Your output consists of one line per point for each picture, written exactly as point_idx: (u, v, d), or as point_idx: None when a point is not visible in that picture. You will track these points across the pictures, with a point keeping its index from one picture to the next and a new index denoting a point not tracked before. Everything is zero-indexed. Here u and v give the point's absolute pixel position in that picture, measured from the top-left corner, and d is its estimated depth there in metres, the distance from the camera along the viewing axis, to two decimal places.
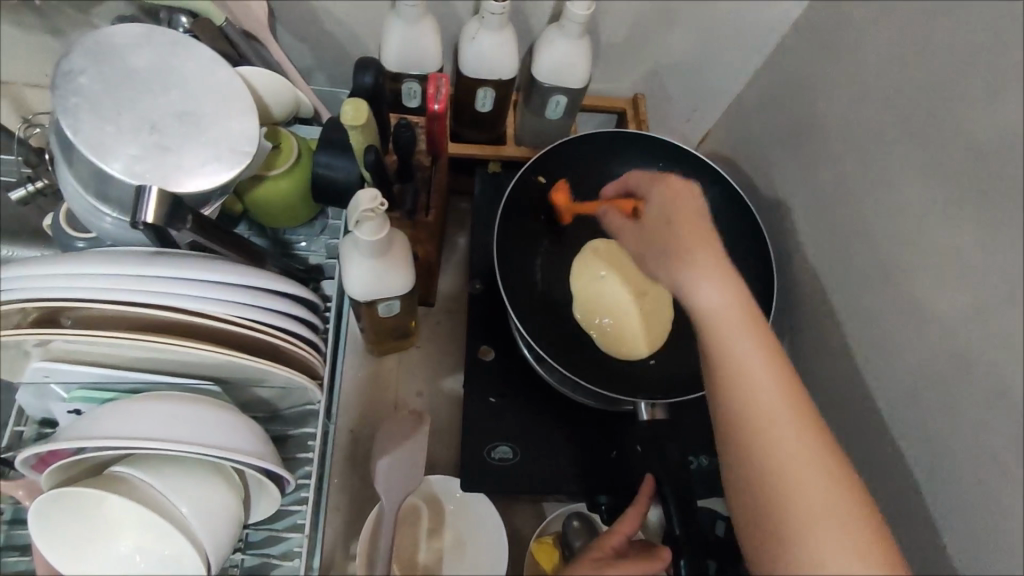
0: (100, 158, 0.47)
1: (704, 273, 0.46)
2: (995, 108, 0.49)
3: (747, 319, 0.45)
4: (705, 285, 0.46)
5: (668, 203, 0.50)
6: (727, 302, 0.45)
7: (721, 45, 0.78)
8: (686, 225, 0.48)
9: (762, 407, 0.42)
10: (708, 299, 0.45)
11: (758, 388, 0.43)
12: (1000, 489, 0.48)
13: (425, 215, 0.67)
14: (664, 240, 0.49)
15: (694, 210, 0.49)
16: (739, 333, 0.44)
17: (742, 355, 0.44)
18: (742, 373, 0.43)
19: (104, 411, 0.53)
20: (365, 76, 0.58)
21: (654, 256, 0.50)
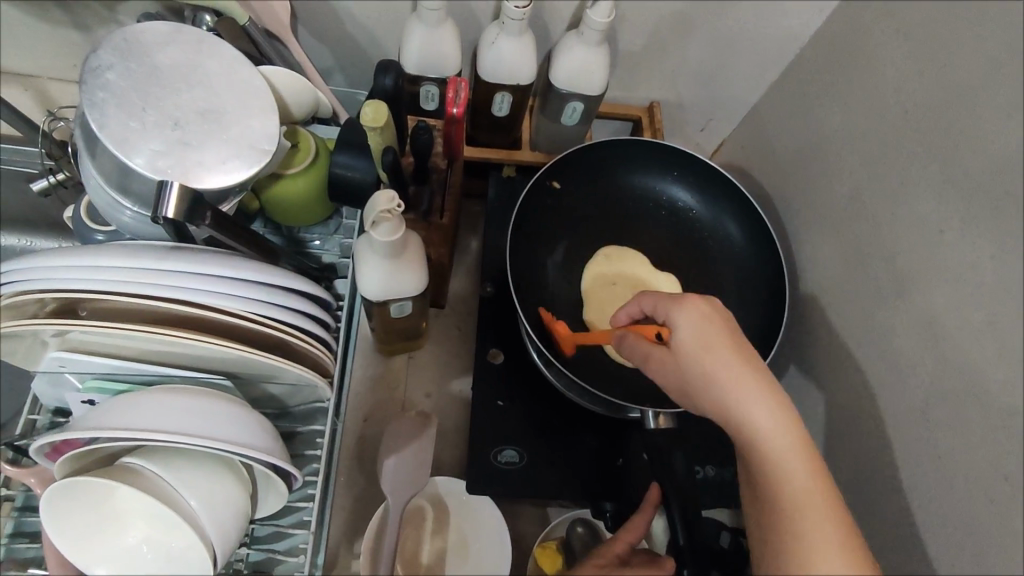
0: (124, 153, 0.48)
1: (749, 402, 0.43)
2: (1015, 123, 0.48)
3: (798, 451, 0.42)
4: (752, 417, 0.43)
5: (702, 328, 0.46)
6: (777, 432, 0.42)
7: (738, 56, 0.78)
8: (729, 356, 0.44)
9: (815, 542, 0.39)
10: (755, 432, 0.43)
11: (821, 534, 0.39)
12: (1008, 510, 0.47)
13: (439, 218, 0.68)
14: (699, 364, 0.45)
15: (734, 338, 0.45)
16: (792, 467, 0.41)
17: (788, 483, 0.41)
18: (793, 506, 0.41)
19: (118, 403, 0.54)
20: (386, 77, 0.57)
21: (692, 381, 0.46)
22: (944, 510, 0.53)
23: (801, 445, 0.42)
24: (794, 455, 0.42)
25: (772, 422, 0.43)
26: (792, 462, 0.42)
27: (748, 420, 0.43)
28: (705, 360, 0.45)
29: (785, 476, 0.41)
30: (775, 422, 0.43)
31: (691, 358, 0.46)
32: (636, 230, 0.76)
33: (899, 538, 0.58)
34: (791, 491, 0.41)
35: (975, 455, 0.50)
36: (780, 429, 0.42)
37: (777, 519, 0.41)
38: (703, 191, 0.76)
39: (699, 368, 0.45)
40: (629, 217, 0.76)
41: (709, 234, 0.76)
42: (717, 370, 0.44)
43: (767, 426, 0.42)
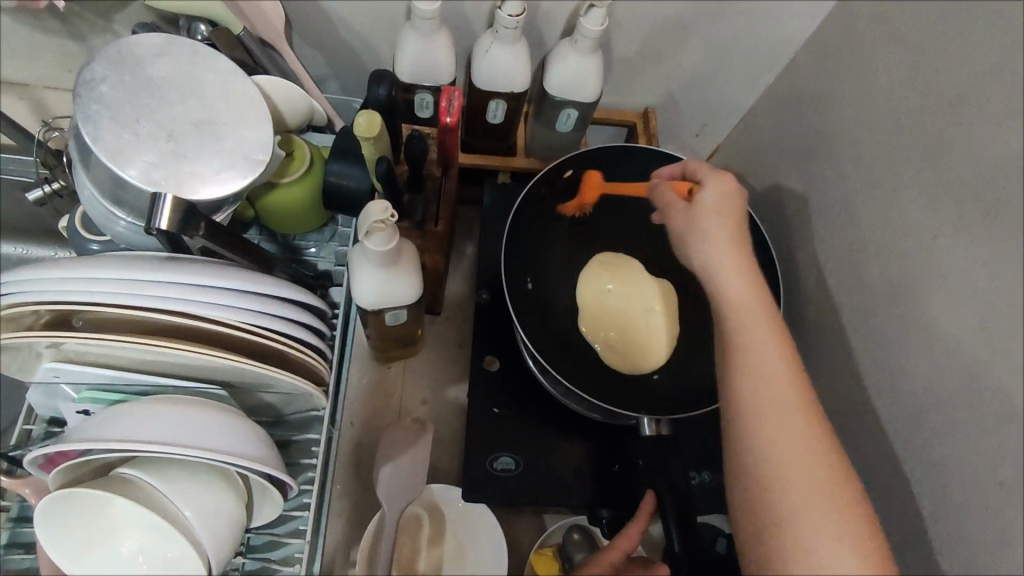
0: (117, 165, 0.48)
1: (733, 264, 0.49)
2: (1009, 130, 0.48)
3: (768, 316, 0.47)
4: (729, 278, 0.49)
5: (720, 196, 0.53)
6: (748, 296, 0.48)
7: (732, 62, 0.78)
8: (729, 223, 0.51)
9: (765, 375, 0.45)
10: (732, 291, 0.49)
11: (767, 370, 0.45)
12: (1001, 517, 0.47)
13: (434, 226, 0.67)
14: (709, 223, 0.51)
15: (738, 215, 0.52)
16: (754, 321, 0.47)
17: (749, 329, 0.47)
18: (755, 357, 0.45)
19: (113, 414, 0.54)
20: (379, 86, 0.56)
21: (697, 233, 0.52)
22: (942, 517, 0.53)
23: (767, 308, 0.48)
24: (764, 317, 0.47)
25: (744, 283, 0.49)
26: (760, 323, 0.47)
27: (725, 284, 0.49)
28: (710, 219, 0.51)
29: (752, 336, 0.46)
30: (746, 283, 0.49)
31: (703, 212, 0.52)
32: (630, 235, 0.76)
33: (894, 544, 0.58)
34: (756, 347, 0.46)
35: (969, 461, 0.50)
36: (756, 295, 0.48)
37: (736, 368, 0.46)
38: None
39: (705, 224, 0.51)
40: (624, 220, 0.76)
41: None
42: (716, 230, 0.51)
43: (743, 288, 0.48)
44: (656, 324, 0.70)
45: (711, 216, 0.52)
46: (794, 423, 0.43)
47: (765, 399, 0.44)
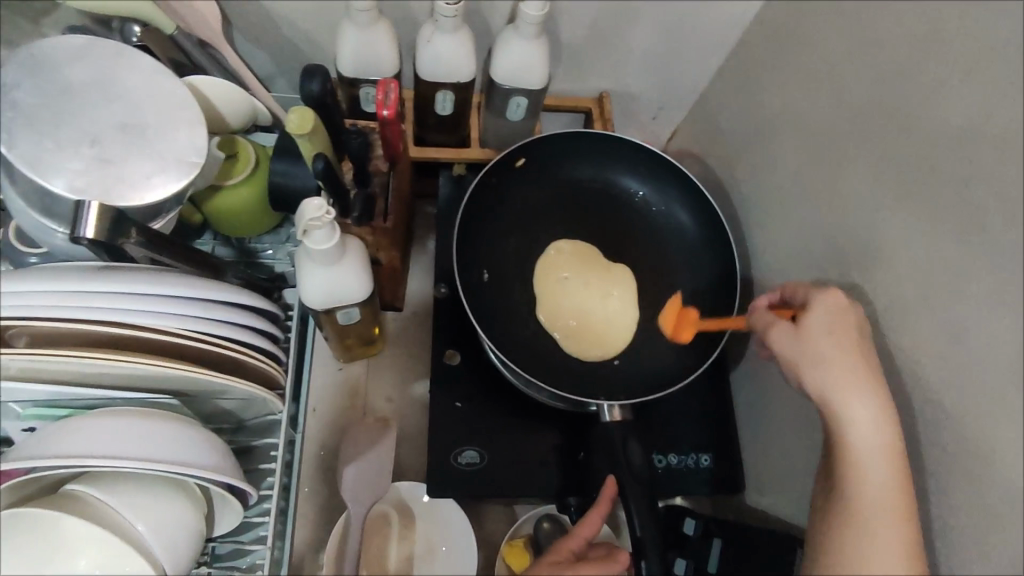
0: (38, 174, 0.46)
1: (861, 398, 0.47)
2: (943, 98, 0.49)
3: (895, 459, 0.46)
4: (856, 413, 0.47)
5: (834, 319, 0.51)
6: (875, 440, 0.46)
7: (683, 43, 0.78)
8: (851, 352, 0.49)
9: (875, 518, 0.44)
10: (855, 425, 0.47)
11: (879, 513, 0.44)
12: (940, 482, 0.48)
13: (383, 221, 0.63)
14: (827, 346, 0.50)
15: (862, 342, 0.50)
16: (878, 463, 0.46)
17: (869, 470, 0.46)
18: (871, 508, 0.45)
19: (58, 429, 0.53)
20: (312, 82, 0.53)
21: (808, 357, 0.50)
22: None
23: (895, 453, 0.46)
24: (886, 461, 0.46)
25: (878, 422, 0.47)
26: (882, 467, 0.45)
27: (847, 420, 0.47)
28: (828, 346, 0.50)
29: (872, 484, 0.45)
30: (880, 422, 0.47)
31: (814, 338, 0.50)
32: (586, 222, 0.75)
33: None
34: (872, 496, 0.45)
35: (912, 433, 0.50)
36: (885, 435, 0.46)
37: (848, 514, 0.45)
38: (648, 175, 0.76)
39: (821, 348, 0.50)
40: (579, 206, 0.76)
41: (661, 221, 0.76)
42: (835, 357, 0.49)
43: (871, 426, 0.46)
44: (615, 311, 0.70)
45: (829, 340, 0.50)
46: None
47: (874, 552, 0.44)
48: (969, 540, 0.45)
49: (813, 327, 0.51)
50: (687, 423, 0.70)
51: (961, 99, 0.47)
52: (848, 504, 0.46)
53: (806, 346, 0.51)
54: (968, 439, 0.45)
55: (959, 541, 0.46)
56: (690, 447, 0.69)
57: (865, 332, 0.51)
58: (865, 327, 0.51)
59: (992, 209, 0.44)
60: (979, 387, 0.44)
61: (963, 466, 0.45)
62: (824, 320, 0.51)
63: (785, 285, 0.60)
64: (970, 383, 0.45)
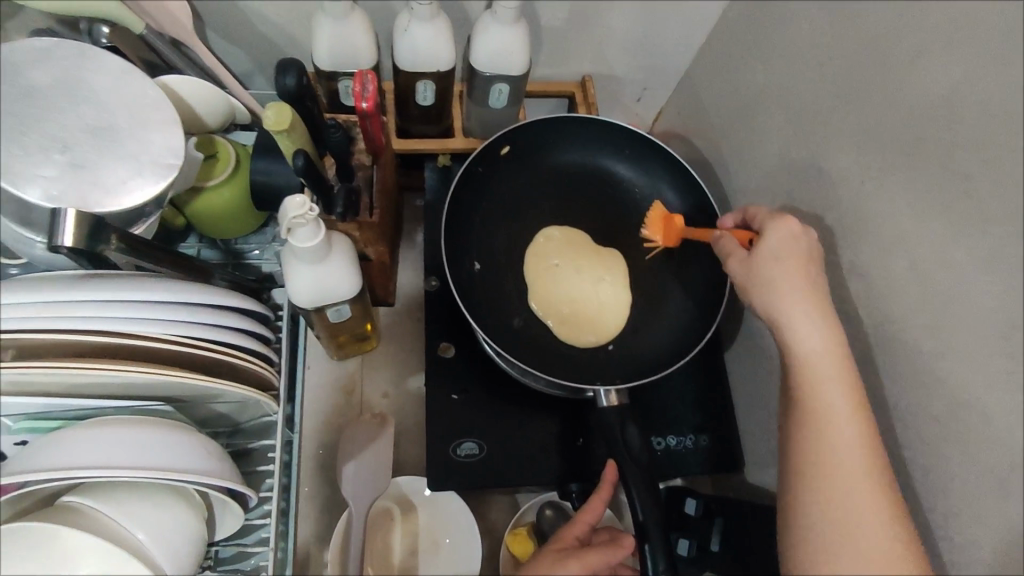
0: (12, 184, 0.45)
1: (808, 312, 0.49)
2: (924, 68, 0.48)
3: (844, 370, 0.48)
4: (803, 329, 0.49)
5: (782, 243, 0.53)
6: (820, 351, 0.48)
7: (663, 23, 0.77)
8: (796, 275, 0.51)
9: (833, 432, 0.46)
10: (807, 342, 0.49)
11: (835, 425, 0.46)
12: (935, 449, 0.48)
13: (369, 216, 0.63)
14: (777, 270, 0.52)
15: (808, 262, 0.52)
16: (830, 381, 0.47)
17: (823, 384, 0.47)
18: (828, 420, 0.46)
19: (49, 442, 0.51)
20: (287, 76, 0.52)
21: (763, 283, 0.52)
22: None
23: (845, 365, 0.48)
24: (835, 373, 0.47)
25: (826, 338, 0.49)
26: (830, 378, 0.47)
27: (794, 337, 0.49)
28: (774, 270, 0.52)
29: (826, 397, 0.47)
30: (829, 338, 0.49)
31: (765, 264, 0.53)
32: (575, 208, 0.75)
33: None
34: (829, 409, 0.46)
35: (904, 404, 0.50)
36: (834, 347, 0.48)
37: (806, 431, 0.47)
38: (634, 156, 0.76)
39: (768, 272, 0.52)
40: (566, 192, 0.75)
41: (648, 203, 0.75)
42: (783, 280, 0.51)
43: (817, 341, 0.48)
44: (607, 294, 0.70)
45: (780, 264, 0.52)
46: (865, 491, 0.44)
47: (831, 465, 0.45)
48: (963, 509, 0.45)
49: (766, 253, 0.53)
50: (684, 403, 0.71)
51: (945, 65, 0.46)
52: (807, 421, 0.47)
53: (758, 272, 0.53)
54: (961, 407, 0.45)
55: (954, 509, 0.46)
56: (688, 427, 0.70)
57: (815, 252, 0.53)
58: (816, 250, 0.53)
59: (976, 176, 0.44)
60: (969, 355, 0.44)
61: (959, 435, 0.45)
62: (774, 245, 0.53)
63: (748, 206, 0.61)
64: (960, 352, 0.45)
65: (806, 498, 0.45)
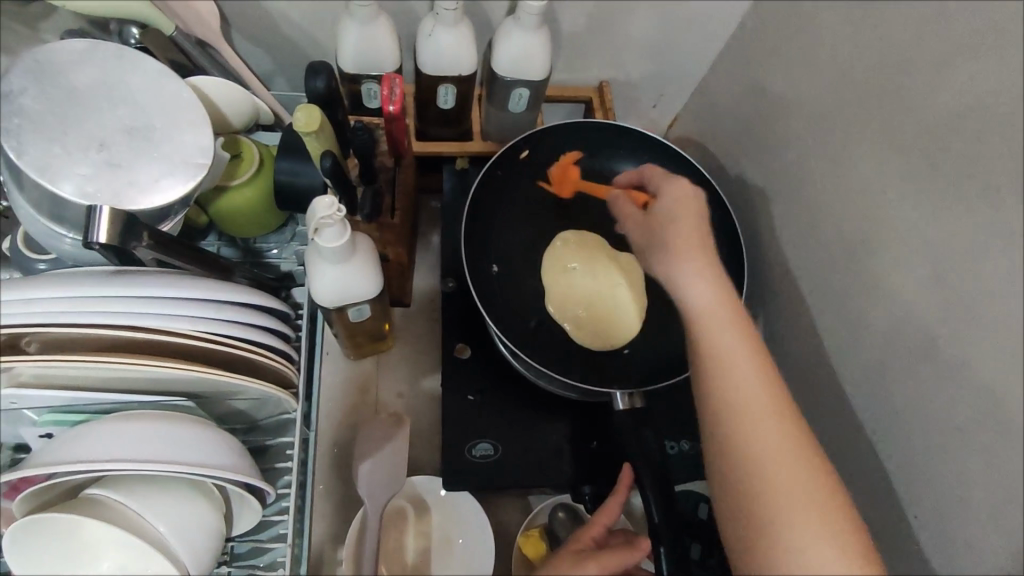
0: (50, 181, 0.46)
1: (697, 263, 0.51)
2: (948, 79, 0.49)
3: (732, 313, 0.49)
4: (693, 277, 0.51)
5: (676, 201, 0.56)
6: (711, 299, 0.49)
7: (681, 30, 0.78)
8: (686, 226, 0.54)
9: (732, 372, 0.46)
10: (699, 290, 0.50)
11: (732, 364, 0.46)
12: (957, 458, 0.48)
13: (390, 218, 0.66)
14: (671, 227, 0.54)
15: (698, 216, 0.55)
16: (724, 325, 0.48)
17: (717, 327, 0.48)
18: (726, 361, 0.47)
19: (76, 435, 0.52)
20: (316, 80, 0.54)
21: (659, 241, 0.54)
22: (893, 471, 0.55)
23: (735, 309, 0.49)
24: (726, 314, 0.49)
25: (715, 286, 0.50)
26: (723, 322, 0.48)
27: (687, 290, 0.50)
28: (668, 226, 0.54)
29: (721, 341, 0.47)
30: (718, 286, 0.50)
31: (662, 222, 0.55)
32: (592, 212, 0.76)
33: (861, 492, 0.59)
34: (725, 351, 0.47)
35: (924, 412, 0.51)
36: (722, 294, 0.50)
37: (710, 377, 0.47)
38: (651, 162, 0.76)
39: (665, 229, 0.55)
40: (582, 196, 0.76)
41: None
42: (676, 235, 0.53)
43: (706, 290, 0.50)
44: (623, 298, 0.71)
45: (673, 221, 0.54)
46: (772, 423, 0.44)
47: (736, 399, 0.45)
48: (985, 517, 0.46)
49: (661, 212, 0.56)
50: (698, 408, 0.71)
51: (969, 78, 0.47)
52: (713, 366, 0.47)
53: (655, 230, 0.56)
54: (985, 415, 0.45)
55: (975, 517, 0.47)
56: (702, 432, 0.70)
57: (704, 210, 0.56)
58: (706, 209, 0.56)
59: (1003, 188, 0.44)
60: (992, 365, 0.45)
61: (981, 443, 0.46)
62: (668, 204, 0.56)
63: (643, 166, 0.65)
64: (983, 362, 0.45)
65: (728, 441, 0.44)
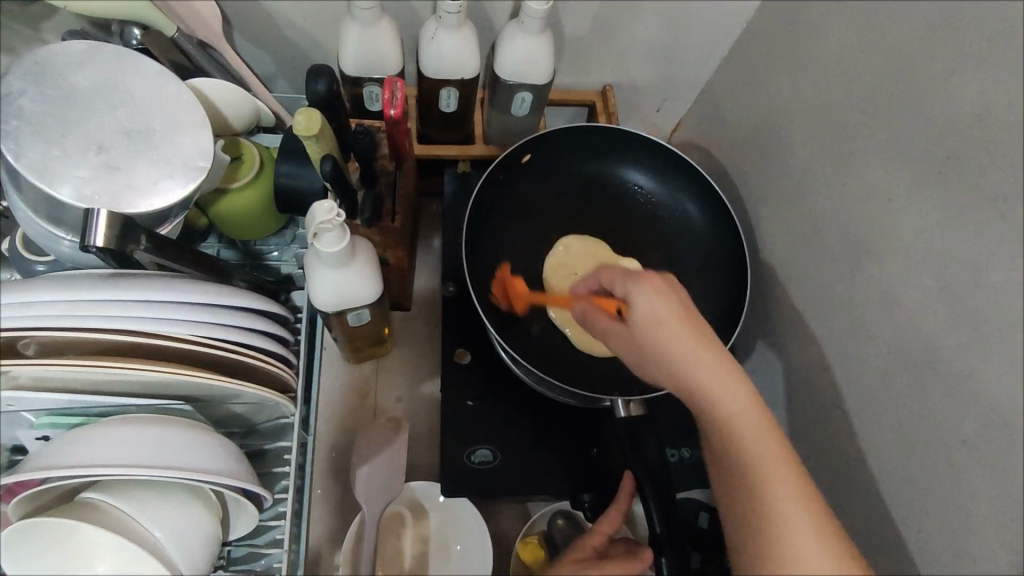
0: (47, 184, 0.45)
1: (713, 369, 0.44)
2: (956, 87, 0.48)
3: (762, 420, 0.43)
4: (712, 387, 0.43)
5: (655, 304, 0.46)
6: (737, 406, 0.43)
7: (686, 35, 0.77)
8: (685, 332, 0.45)
9: (765, 482, 0.41)
10: (720, 400, 0.43)
11: (766, 476, 0.42)
12: (963, 472, 0.47)
13: (390, 221, 0.65)
14: (670, 334, 0.45)
15: (689, 316, 0.45)
16: (753, 433, 0.43)
17: (744, 435, 0.43)
18: (756, 472, 0.42)
19: (72, 439, 0.52)
20: (317, 82, 0.54)
21: (657, 350, 0.45)
22: (895, 483, 0.54)
23: (762, 418, 0.43)
24: (756, 424, 0.43)
25: (740, 391, 0.43)
26: (757, 441, 0.42)
27: (707, 396, 0.43)
28: (663, 336, 0.45)
29: (750, 450, 0.42)
30: (742, 391, 0.43)
31: (656, 331, 0.45)
32: (594, 218, 0.75)
33: (863, 505, 0.58)
34: (757, 463, 0.42)
35: (929, 425, 0.50)
36: (746, 400, 0.43)
37: (741, 486, 0.42)
38: (653, 167, 0.76)
39: (654, 343, 0.45)
40: (585, 202, 0.76)
41: (670, 215, 0.76)
42: (676, 343, 0.44)
43: (732, 398, 0.43)
44: None
45: (668, 328, 0.45)
46: (812, 547, 0.40)
47: (772, 517, 0.41)
48: (990, 533, 0.45)
49: (642, 318, 0.46)
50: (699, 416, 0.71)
51: (979, 86, 0.46)
52: (750, 498, 0.42)
53: (648, 340, 0.46)
54: (991, 429, 0.45)
55: (979, 532, 0.46)
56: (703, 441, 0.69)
57: (688, 300, 0.46)
58: (688, 303, 0.47)
59: (1011, 199, 0.44)
60: (998, 379, 0.44)
61: (988, 458, 0.45)
62: (647, 308, 0.46)
63: (596, 268, 0.53)
64: (990, 374, 0.45)
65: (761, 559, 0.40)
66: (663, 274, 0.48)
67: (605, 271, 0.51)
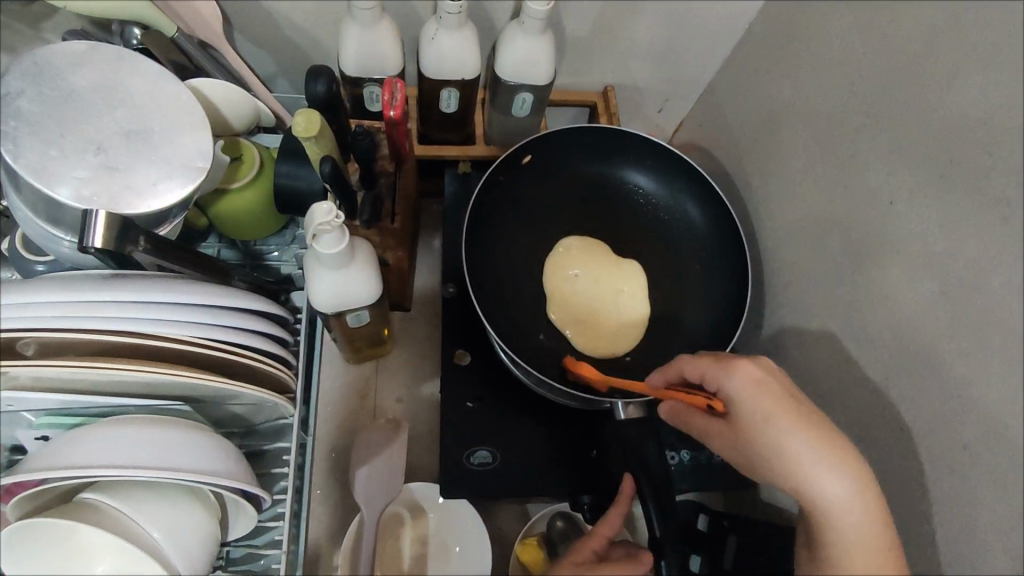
0: (46, 185, 0.45)
1: (827, 466, 0.44)
2: (958, 90, 0.48)
3: (874, 516, 0.44)
4: (829, 485, 0.44)
5: (762, 399, 0.47)
6: (850, 503, 0.44)
7: (688, 35, 0.77)
8: (798, 427, 0.46)
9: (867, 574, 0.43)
10: (834, 499, 0.44)
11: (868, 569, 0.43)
12: (963, 477, 0.47)
13: (390, 222, 0.65)
14: (782, 432, 0.46)
15: (799, 408, 0.46)
16: (862, 529, 0.44)
17: (851, 529, 0.44)
18: (861, 566, 0.43)
19: (69, 439, 0.52)
20: (317, 83, 0.54)
21: (768, 448, 0.46)
22: (895, 487, 0.54)
23: (875, 514, 0.44)
24: (869, 527, 0.44)
25: (853, 487, 0.44)
26: (866, 535, 0.43)
27: (821, 492, 0.44)
28: (778, 434, 0.46)
29: (858, 545, 0.43)
30: (855, 487, 0.44)
31: (767, 429, 0.46)
32: (594, 218, 0.75)
33: None
34: (862, 557, 0.43)
35: (929, 429, 0.50)
36: (859, 495, 0.44)
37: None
38: (654, 168, 0.76)
39: (766, 438, 0.46)
40: (585, 203, 0.75)
41: (670, 216, 0.75)
42: (791, 441, 0.45)
43: (847, 502, 0.44)
44: (624, 305, 0.70)
45: (779, 425, 0.46)
46: None
47: None
48: (989, 539, 0.45)
49: (750, 414, 0.47)
50: None
51: (981, 89, 0.46)
52: None
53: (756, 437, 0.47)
54: (993, 434, 0.44)
55: (980, 537, 0.46)
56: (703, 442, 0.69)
57: (793, 388, 0.48)
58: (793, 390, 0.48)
59: (1014, 203, 0.43)
60: (999, 384, 0.44)
61: (989, 463, 0.45)
62: (754, 403, 0.47)
63: (676, 358, 0.53)
64: (991, 379, 0.44)
65: None
66: (763, 362, 0.49)
67: (692, 365, 0.52)
